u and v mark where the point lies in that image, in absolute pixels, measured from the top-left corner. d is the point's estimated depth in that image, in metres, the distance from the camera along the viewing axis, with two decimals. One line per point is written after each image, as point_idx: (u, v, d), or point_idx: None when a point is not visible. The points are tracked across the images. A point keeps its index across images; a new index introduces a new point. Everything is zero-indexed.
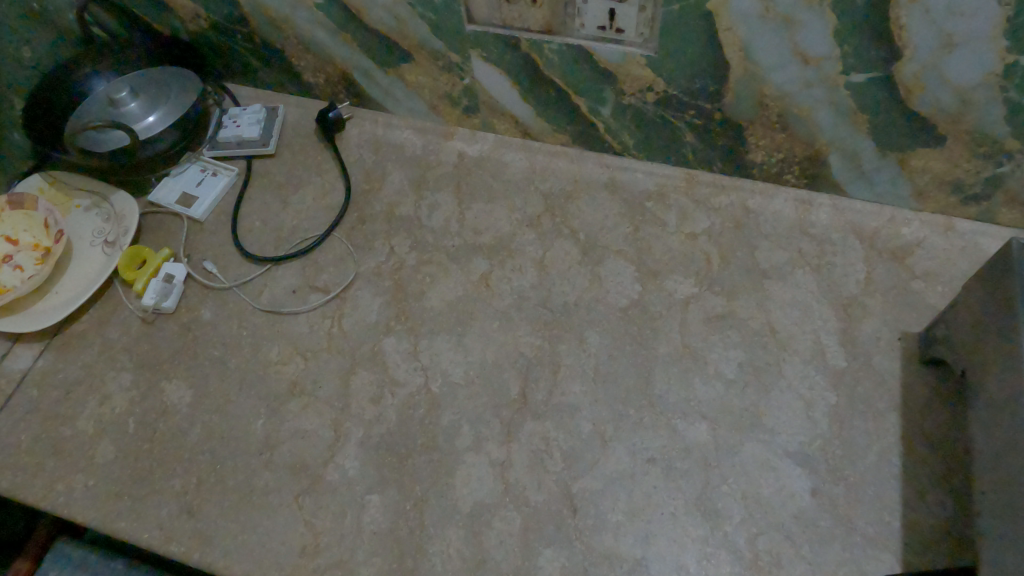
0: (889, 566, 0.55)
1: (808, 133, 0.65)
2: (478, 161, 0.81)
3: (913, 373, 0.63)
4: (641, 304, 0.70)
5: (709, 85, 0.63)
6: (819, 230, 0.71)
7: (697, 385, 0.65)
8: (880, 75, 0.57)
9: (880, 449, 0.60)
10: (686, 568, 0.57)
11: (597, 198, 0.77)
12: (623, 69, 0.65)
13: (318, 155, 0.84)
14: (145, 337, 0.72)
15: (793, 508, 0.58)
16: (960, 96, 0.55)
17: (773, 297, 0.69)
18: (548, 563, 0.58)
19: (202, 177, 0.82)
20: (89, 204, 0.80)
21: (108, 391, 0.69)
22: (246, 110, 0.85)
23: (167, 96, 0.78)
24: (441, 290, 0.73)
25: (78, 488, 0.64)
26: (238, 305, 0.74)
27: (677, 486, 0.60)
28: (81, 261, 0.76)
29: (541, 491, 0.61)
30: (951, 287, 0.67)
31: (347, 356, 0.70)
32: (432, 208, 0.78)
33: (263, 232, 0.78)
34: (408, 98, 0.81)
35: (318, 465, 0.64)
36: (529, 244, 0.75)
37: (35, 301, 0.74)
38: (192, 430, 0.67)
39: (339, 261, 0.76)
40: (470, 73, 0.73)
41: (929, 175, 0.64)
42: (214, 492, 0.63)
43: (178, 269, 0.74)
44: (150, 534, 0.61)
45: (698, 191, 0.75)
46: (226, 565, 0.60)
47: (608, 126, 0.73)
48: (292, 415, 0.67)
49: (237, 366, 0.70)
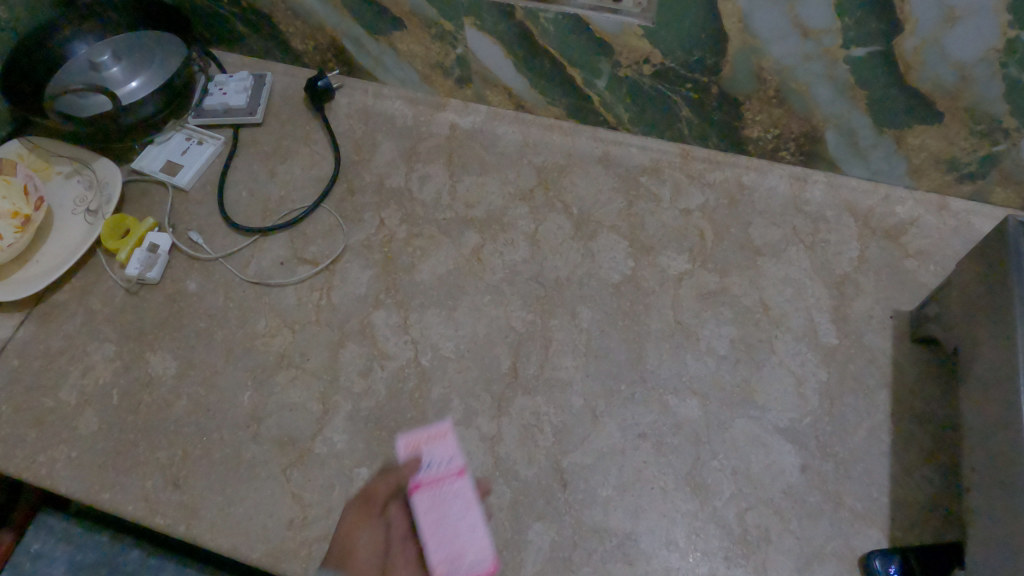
0: (876, 541, 0.56)
1: (806, 109, 0.64)
2: (470, 133, 0.79)
3: (904, 352, 0.63)
4: (634, 279, 0.69)
5: (707, 58, 0.62)
6: (813, 207, 0.71)
7: (689, 361, 0.65)
8: (880, 49, 0.56)
9: (870, 425, 0.60)
10: (675, 543, 0.57)
11: (591, 172, 0.76)
12: (620, 41, 0.63)
13: (306, 125, 0.82)
14: (128, 308, 0.71)
15: (783, 483, 0.59)
16: (960, 72, 0.55)
17: (767, 274, 0.68)
18: (538, 536, 0.58)
19: (187, 146, 0.80)
20: (70, 170, 0.78)
21: (91, 362, 0.68)
22: (232, 78, 0.83)
23: (149, 63, 0.76)
24: (432, 264, 0.72)
25: (61, 460, 0.63)
26: (224, 276, 0.72)
27: (667, 461, 0.60)
28: (62, 229, 0.74)
29: (531, 465, 0.61)
30: (943, 266, 0.67)
31: (336, 329, 0.69)
32: (423, 180, 0.77)
33: (249, 203, 0.77)
34: (399, 67, 0.79)
35: (306, 438, 0.63)
36: (521, 219, 0.74)
37: (14, 271, 0.72)
38: (178, 402, 0.66)
39: (329, 232, 0.74)
40: (464, 42, 0.71)
41: (925, 152, 0.64)
42: (200, 464, 0.62)
43: (162, 239, 0.73)
44: (135, 506, 0.61)
45: (693, 167, 0.74)
46: (212, 537, 0.59)
47: (603, 99, 0.72)
48: (279, 387, 0.66)
49: (223, 338, 0.69)
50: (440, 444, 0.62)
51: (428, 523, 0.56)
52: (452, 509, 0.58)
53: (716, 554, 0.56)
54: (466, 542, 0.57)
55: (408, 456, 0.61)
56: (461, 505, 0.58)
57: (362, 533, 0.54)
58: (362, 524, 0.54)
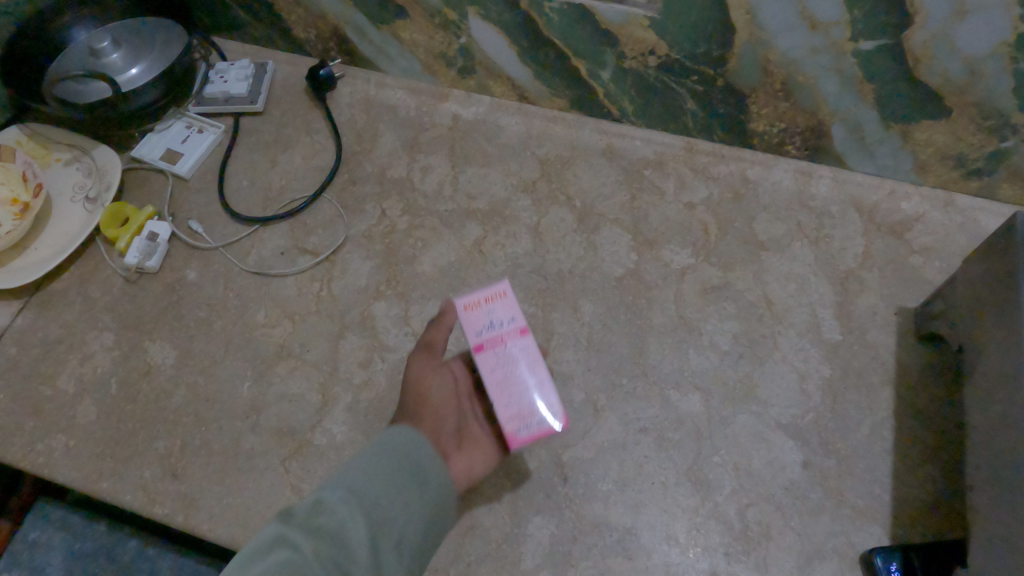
0: (877, 538, 0.56)
1: (812, 103, 0.63)
2: (473, 124, 0.79)
3: (908, 349, 0.63)
4: (637, 273, 0.69)
5: (713, 50, 0.61)
6: (818, 202, 0.70)
7: (691, 356, 0.64)
8: (889, 43, 0.55)
9: (873, 423, 0.60)
10: (676, 538, 0.57)
11: (594, 164, 0.75)
12: (626, 31, 0.62)
13: (308, 114, 0.81)
14: (127, 297, 0.70)
15: (784, 479, 0.58)
16: (970, 67, 0.54)
17: (771, 269, 0.68)
18: (538, 530, 0.58)
19: (187, 135, 0.79)
20: (69, 157, 0.77)
21: (89, 350, 0.68)
22: (233, 66, 0.82)
23: (149, 50, 0.75)
24: (434, 255, 0.71)
25: (58, 449, 0.63)
26: (224, 266, 0.72)
27: (669, 456, 0.60)
28: (61, 217, 0.74)
29: (532, 459, 0.61)
30: (948, 263, 0.66)
31: (336, 320, 0.68)
32: (425, 171, 0.76)
33: (250, 192, 0.76)
34: (402, 56, 0.78)
35: (305, 430, 0.63)
36: (523, 211, 0.73)
37: (12, 258, 0.71)
38: (176, 391, 0.65)
39: (330, 223, 0.74)
40: (467, 31, 0.70)
41: (932, 147, 0.63)
42: (198, 454, 0.62)
43: (162, 227, 0.72)
44: (133, 495, 0.61)
45: (697, 161, 0.74)
46: (210, 528, 0.59)
47: (608, 91, 0.71)
48: (279, 378, 0.66)
49: (222, 328, 0.68)
50: (496, 301, 0.53)
51: (494, 381, 0.51)
52: (520, 366, 0.52)
53: (716, 549, 0.56)
54: (539, 398, 0.51)
55: (463, 310, 0.52)
56: (526, 365, 0.52)
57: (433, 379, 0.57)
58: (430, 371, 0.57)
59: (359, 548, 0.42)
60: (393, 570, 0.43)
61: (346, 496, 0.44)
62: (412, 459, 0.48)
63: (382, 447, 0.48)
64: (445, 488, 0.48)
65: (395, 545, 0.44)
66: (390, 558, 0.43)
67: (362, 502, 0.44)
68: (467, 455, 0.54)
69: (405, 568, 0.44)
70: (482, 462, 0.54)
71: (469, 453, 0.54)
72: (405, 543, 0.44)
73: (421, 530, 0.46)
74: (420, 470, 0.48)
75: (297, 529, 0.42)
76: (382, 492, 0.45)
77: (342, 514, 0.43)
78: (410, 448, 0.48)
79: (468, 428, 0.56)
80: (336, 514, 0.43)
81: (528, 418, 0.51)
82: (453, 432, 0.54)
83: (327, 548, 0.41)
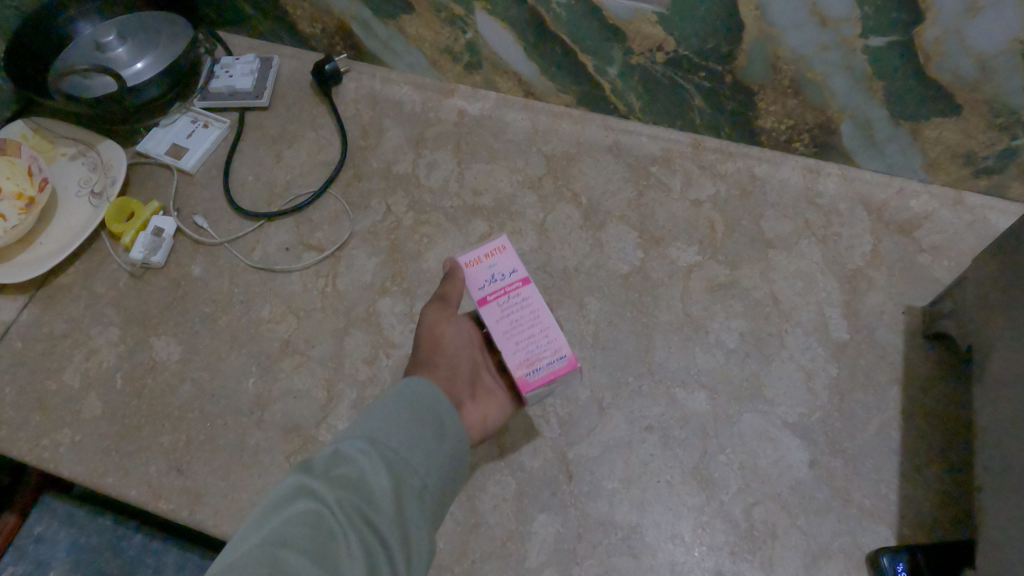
0: (884, 538, 0.56)
1: (821, 100, 0.63)
2: (479, 120, 0.78)
3: (917, 349, 0.62)
4: (643, 271, 0.68)
5: (721, 46, 0.61)
6: (826, 200, 0.70)
7: (697, 354, 0.64)
8: (900, 39, 0.54)
9: (880, 422, 0.60)
10: (681, 537, 0.57)
11: (600, 160, 0.75)
12: (633, 27, 0.62)
13: (313, 109, 0.81)
14: (132, 292, 0.70)
15: (791, 479, 0.58)
16: (981, 65, 0.53)
17: (778, 267, 0.67)
18: (543, 528, 0.58)
19: (193, 129, 0.79)
20: (75, 152, 0.77)
21: (94, 345, 0.68)
22: (239, 60, 0.82)
23: (156, 44, 0.75)
24: (439, 251, 0.71)
25: (64, 444, 0.63)
26: (229, 261, 0.72)
27: (675, 454, 0.60)
28: (67, 211, 0.73)
29: (537, 456, 0.61)
30: (957, 262, 0.66)
31: (341, 317, 0.68)
32: (430, 167, 0.76)
33: (255, 187, 0.76)
34: (407, 51, 0.78)
35: (310, 426, 0.63)
36: (529, 208, 0.73)
37: (18, 253, 0.71)
38: (182, 387, 0.65)
39: (335, 219, 0.74)
40: (473, 26, 0.70)
41: (942, 146, 0.63)
42: (204, 450, 0.62)
43: (167, 223, 0.72)
44: (139, 490, 0.61)
45: (704, 157, 0.73)
46: (216, 524, 0.59)
47: (615, 87, 0.71)
48: (284, 374, 0.65)
49: (228, 324, 0.68)
50: (493, 251, 0.50)
51: (500, 330, 0.48)
52: (526, 312, 0.48)
53: (722, 549, 0.56)
54: (548, 342, 0.48)
55: (461, 265, 0.50)
56: (533, 313, 0.48)
57: (448, 329, 0.53)
58: (445, 321, 0.53)
59: (383, 497, 0.39)
60: (419, 518, 0.40)
61: (366, 445, 0.41)
62: (429, 407, 0.45)
63: (398, 395, 0.45)
64: (463, 438, 0.46)
65: (418, 492, 0.41)
66: (414, 506, 0.40)
67: (382, 452, 0.41)
68: (482, 405, 0.52)
69: (429, 516, 0.41)
70: (496, 412, 0.52)
71: (484, 401, 0.52)
72: (428, 490, 0.42)
73: (443, 479, 0.43)
74: (438, 418, 0.45)
75: (318, 480, 0.39)
76: (402, 441, 0.42)
77: (363, 463, 0.40)
78: (427, 396, 0.45)
79: (482, 377, 0.54)
80: (357, 464, 0.40)
81: (539, 362, 0.48)
82: (467, 381, 0.52)
83: (350, 498, 0.38)
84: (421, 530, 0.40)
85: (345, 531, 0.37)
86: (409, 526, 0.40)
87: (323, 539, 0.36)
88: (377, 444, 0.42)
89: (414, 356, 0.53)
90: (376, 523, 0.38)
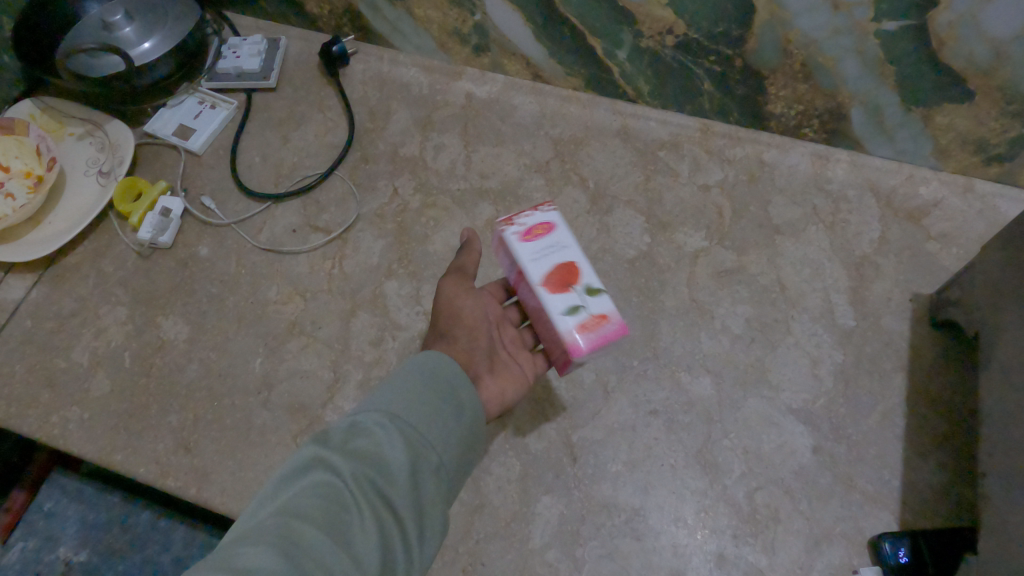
0: (886, 523, 0.56)
1: (832, 85, 0.62)
2: (486, 103, 0.78)
3: (923, 336, 0.62)
4: (650, 255, 0.68)
5: (732, 29, 0.60)
6: (834, 186, 0.70)
7: (702, 340, 0.64)
8: (913, 23, 0.53)
9: (884, 409, 0.60)
10: (684, 520, 0.57)
11: (608, 145, 0.74)
12: (643, 10, 0.61)
13: (319, 91, 0.81)
14: (141, 271, 0.71)
15: (794, 464, 0.58)
16: (995, 50, 0.52)
17: (785, 253, 0.67)
18: (546, 509, 0.58)
19: (200, 110, 0.79)
20: (83, 131, 0.77)
21: (103, 325, 0.68)
22: (246, 40, 0.81)
23: (163, 23, 0.74)
24: (445, 234, 0.71)
25: (73, 421, 0.63)
26: (236, 242, 0.72)
27: (678, 439, 0.60)
28: (74, 191, 0.74)
29: (542, 439, 0.61)
30: (966, 250, 0.66)
31: (347, 299, 0.68)
32: (438, 149, 0.76)
33: (262, 169, 0.76)
34: (415, 33, 0.77)
35: (317, 406, 0.63)
36: (535, 191, 0.73)
37: (27, 232, 0.71)
38: (189, 366, 0.66)
39: (342, 201, 0.74)
40: (482, 8, 0.69)
41: (953, 132, 0.62)
42: (211, 428, 0.63)
43: (175, 203, 0.72)
44: (148, 468, 0.61)
45: (712, 143, 0.73)
46: (223, 501, 0.60)
47: (623, 70, 0.70)
48: (291, 355, 0.66)
49: (235, 304, 0.69)
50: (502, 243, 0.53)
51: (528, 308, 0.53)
52: (532, 303, 0.51)
53: (725, 532, 0.56)
54: (553, 334, 0.49)
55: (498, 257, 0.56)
56: (537, 303, 0.50)
57: (466, 302, 0.54)
58: (464, 294, 0.54)
59: (397, 471, 0.39)
60: (433, 494, 0.41)
61: (383, 419, 0.42)
62: (448, 386, 0.45)
63: (416, 372, 0.45)
64: (479, 417, 0.46)
65: (433, 470, 0.41)
66: (428, 483, 0.41)
67: (399, 427, 0.42)
68: (499, 381, 0.52)
69: (444, 493, 0.42)
70: (514, 388, 0.52)
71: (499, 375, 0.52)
72: (444, 467, 0.42)
73: (458, 456, 0.43)
74: (455, 397, 0.45)
75: (334, 452, 0.39)
76: (419, 417, 0.43)
77: (379, 436, 0.41)
78: (445, 375, 0.46)
79: (501, 353, 0.54)
80: (374, 438, 0.41)
81: (555, 350, 0.51)
82: (485, 355, 0.52)
83: (365, 472, 0.39)
84: (434, 506, 0.40)
85: (359, 505, 0.37)
86: (423, 502, 0.40)
87: (336, 512, 0.37)
88: (394, 418, 0.42)
89: (434, 329, 0.54)
90: (390, 497, 0.38)
